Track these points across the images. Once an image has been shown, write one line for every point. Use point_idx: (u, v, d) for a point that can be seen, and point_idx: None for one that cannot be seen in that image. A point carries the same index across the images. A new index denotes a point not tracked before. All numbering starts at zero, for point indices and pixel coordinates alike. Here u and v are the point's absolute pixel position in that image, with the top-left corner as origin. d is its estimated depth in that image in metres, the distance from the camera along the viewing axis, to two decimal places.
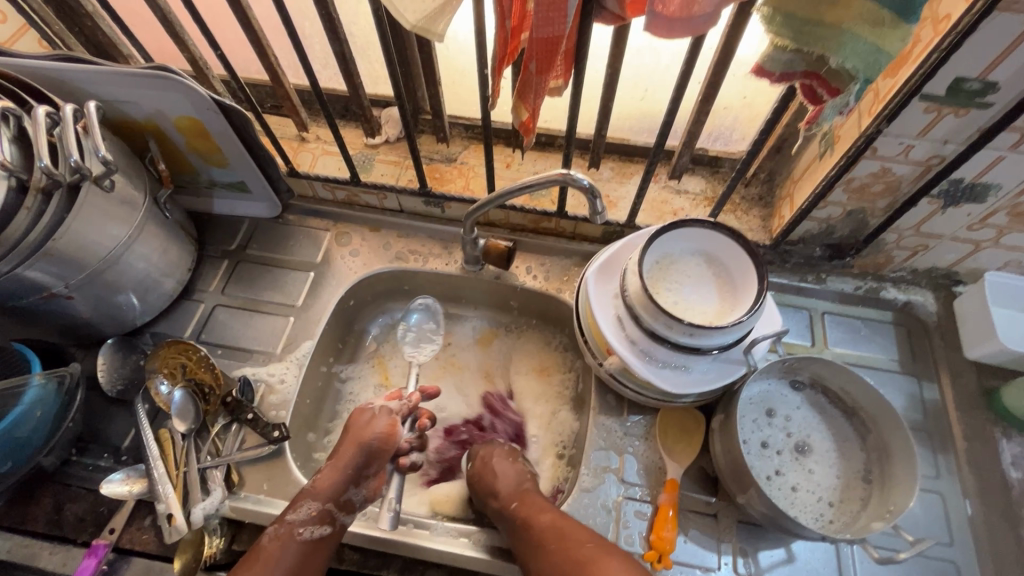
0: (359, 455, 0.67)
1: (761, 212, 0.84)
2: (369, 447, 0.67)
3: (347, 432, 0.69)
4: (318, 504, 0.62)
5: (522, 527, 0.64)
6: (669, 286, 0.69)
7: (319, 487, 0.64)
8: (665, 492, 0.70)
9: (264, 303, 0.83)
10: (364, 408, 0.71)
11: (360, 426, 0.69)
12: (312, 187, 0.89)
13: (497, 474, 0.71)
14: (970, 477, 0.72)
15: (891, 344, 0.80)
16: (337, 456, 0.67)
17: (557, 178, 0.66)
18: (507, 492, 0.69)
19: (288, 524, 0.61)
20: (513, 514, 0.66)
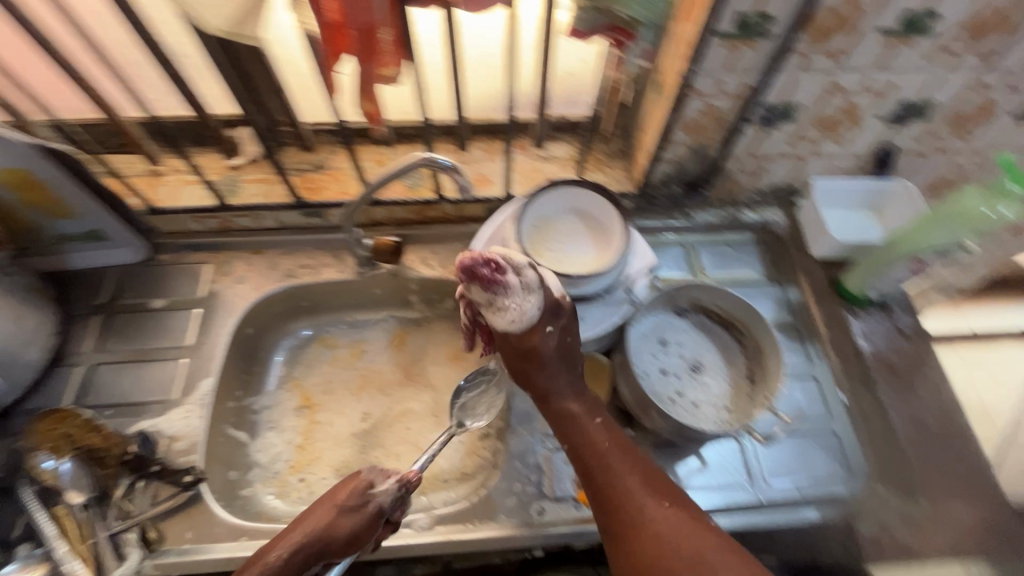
0: (331, 544, 0.60)
1: (624, 164, 0.89)
2: (334, 542, 0.60)
3: (315, 508, 0.62)
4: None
5: (598, 486, 0.62)
6: (550, 245, 0.72)
7: (281, 565, 0.58)
8: None
9: (151, 351, 0.80)
10: (358, 484, 0.63)
11: (340, 501, 0.62)
12: (179, 222, 0.84)
13: (558, 386, 0.67)
14: (836, 358, 0.82)
15: (755, 260, 0.89)
16: (301, 529, 0.60)
17: (419, 162, 0.66)
18: (587, 436, 0.65)
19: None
20: (588, 466, 0.63)
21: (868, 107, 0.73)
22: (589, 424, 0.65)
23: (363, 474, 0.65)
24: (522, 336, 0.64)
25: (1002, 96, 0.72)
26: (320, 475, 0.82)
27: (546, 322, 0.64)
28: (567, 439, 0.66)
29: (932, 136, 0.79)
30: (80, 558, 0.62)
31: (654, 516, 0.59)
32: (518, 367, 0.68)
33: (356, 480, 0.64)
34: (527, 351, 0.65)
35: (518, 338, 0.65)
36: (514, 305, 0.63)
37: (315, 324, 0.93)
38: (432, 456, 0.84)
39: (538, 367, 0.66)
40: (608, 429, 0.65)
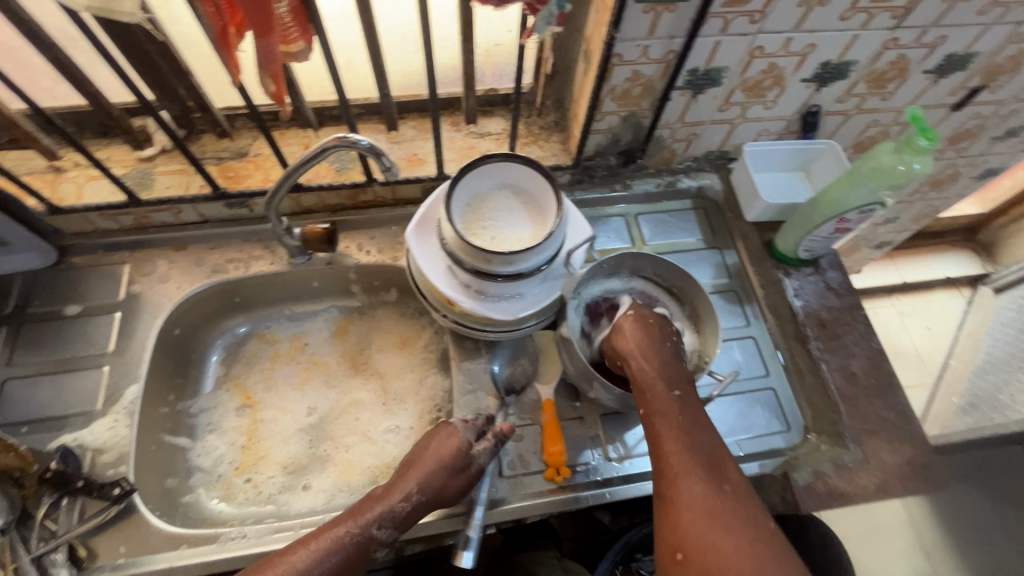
0: (450, 492, 0.64)
1: (560, 136, 0.88)
2: (438, 498, 0.63)
3: (439, 452, 0.65)
4: (394, 528, 0.61)
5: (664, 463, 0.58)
6: (484, 223, 0.71)
7: (402, 515, 0.62)
8: (544, 412, 0.73)
9: (67, 361, 0.74)
10: (462, 443, 0.65)
11: (437, 456, 0.65)
12: (88, 220, 0.78)
13: (670, 360, 0.64)
14: (772, 318, 0.84)
15: (694, 226, 0.90)
16: (427, 484, 0.63)
17: (335, 143, 0.63)
18: (665, 413, 0.60)
19: (367, 539, 0.59)
20: (660, 442, 0.59)
21: (791, 69, 0.74)
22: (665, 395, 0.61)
23: (458, 432, 0.67)
24: (636, 333, 0.67)
25: (914, 53, 0.74)
26: (267, 474, 0.79)
27: (672, 331, 0.68)
28: (642, 410, 0.62)
29: (853, 95, 0.81)
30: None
31: (719, 506, 0.54)
32: (635, 341, 0.66)
33: (455, 437, 0.66)
34: (647, 334, 0.66)
35: (636, 335, 0.66)
36: (647, 312, 0.69)
37: (252, 320, 0.89)
38: (383, 444, 0.82)
39: (637, 353, 0.65)
40: (691, 410, 0.61)
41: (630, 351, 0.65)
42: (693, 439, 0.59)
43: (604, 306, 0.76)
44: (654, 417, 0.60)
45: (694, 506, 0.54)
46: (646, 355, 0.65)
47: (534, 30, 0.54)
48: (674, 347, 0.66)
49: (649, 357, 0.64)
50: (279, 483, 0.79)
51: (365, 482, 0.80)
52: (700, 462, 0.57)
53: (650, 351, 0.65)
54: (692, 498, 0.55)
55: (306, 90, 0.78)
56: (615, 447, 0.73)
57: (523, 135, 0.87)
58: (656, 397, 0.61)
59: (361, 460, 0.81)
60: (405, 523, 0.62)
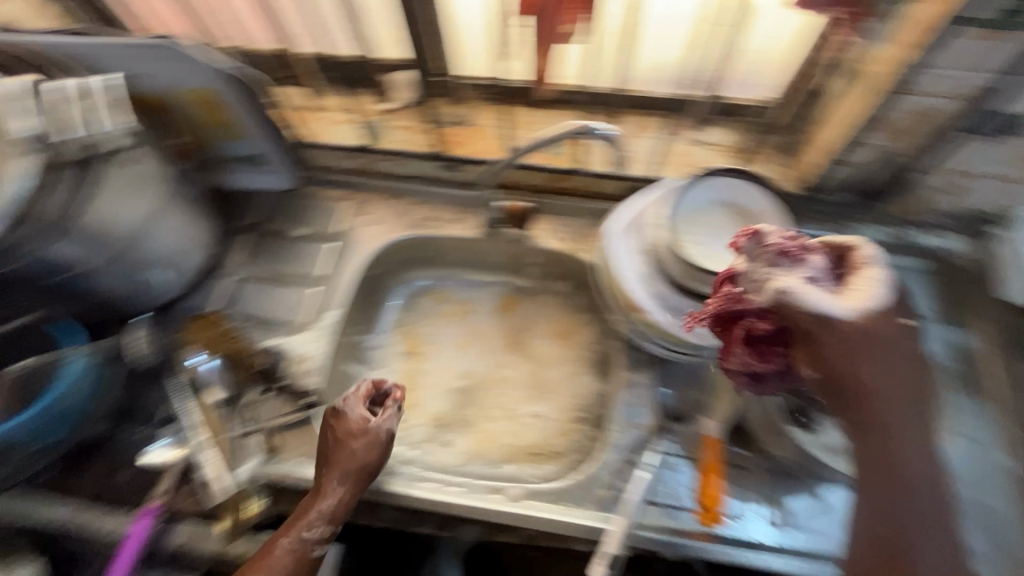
0: (366, 476, 0.64)
1: (787, 161, 0.80)
2: (362, 477, 0.64)
3: (354, 450, 0.63)
4: (330, 527, 0.61)
5: (891, 521, 0.47)
6: (696, 238, 0.66)
7: (330, 510, 0.62)
8: (705, 450, 0.69)
9: (288, 275, 0.85)
10: (357, 423, 0.64)
11: (353, 444, 0.64)
12: (328, 157, 0.88)
13: (909, 379, 0.47)
14: (1015, 426, 0.69)
15: (926, 293, 0.77)
16: (344, 479, 0.62)
17: (574, 133, 0.65)
18: (889, 459, 0.46)
19: (302, 543, 0.60)
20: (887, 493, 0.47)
21: None
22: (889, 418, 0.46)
23: (349, 413, 0.65)
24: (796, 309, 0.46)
25: None
26: (417, 421, 0.84)
27: (884, 300, 0.47)
28: (857, 448, 0.48)
29: None
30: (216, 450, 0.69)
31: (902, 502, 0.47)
32: (835, 352, 0.46)
33: (352, 417, 0.65)
34: (847, 337, 0.45)
35: (856, 325, 0.45)
36: (864, 287, 0.47)
37: (431, 276, 0.94)
38: (525, 427, 0.83)
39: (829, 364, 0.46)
40: (917, 442, 0.47)
41: (839, 375, 0.46)
42: (925, 489, 0.47)
43: None
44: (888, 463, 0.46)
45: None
46: (858, 370, 0.45)
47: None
48: (896, 354, 0.46)
49: (851, 324, 0.45)
50: (425, 433, 0.83)
51: (501, 458, 0.81)
52: (926, 522, 0.47)
53: (866, 361, 0.45)
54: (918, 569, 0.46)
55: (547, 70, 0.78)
56: (782, 513, 0.65)
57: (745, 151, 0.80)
58: (870, 432, 0.47)
59: (502, 436, 0.82)
60: (337, 518, 0.62)
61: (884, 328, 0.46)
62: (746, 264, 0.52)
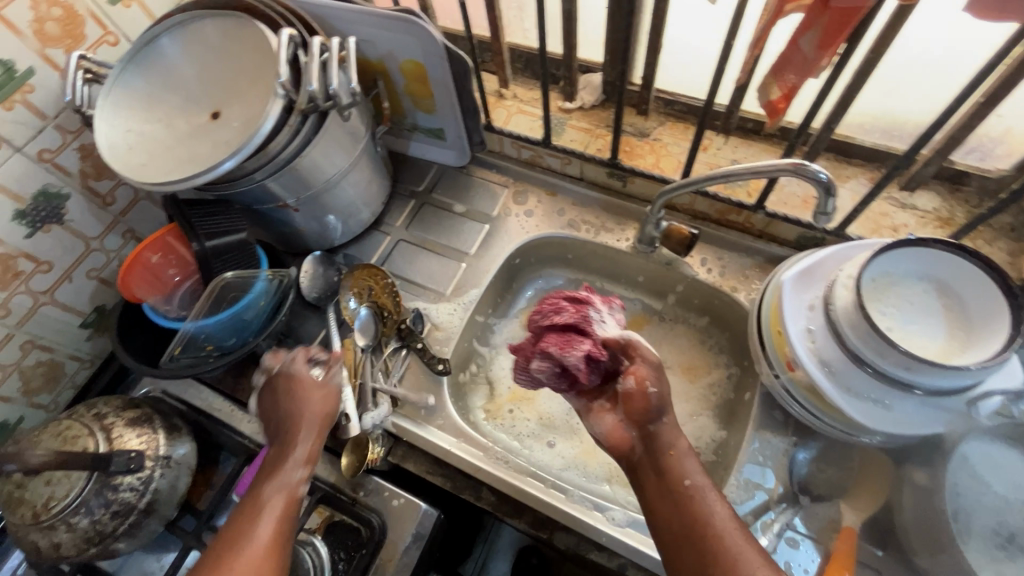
0: (324, 422, 0.63)
1: (1010, 246, 0.69)
2: (318, 416, 0.63)
3: (309, 400, 0.63)
4: (305, 465, 0.60)
5: (678, 515, 0.51)
6: (885, 309, 0.60)
7: (304, 451, 0.61)
8: (839, 540, 0.62)
9: (440, 246, 0.90)
10: (311, 375, 0.66)
11: (307, 387, 0.65)
12: (501, 143, 0.91)
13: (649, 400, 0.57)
14: None
15: None
16: (309, 422, 0.62)
17: (787, 168, 0.58)
18: (677, 457, 0.54)
19: (284, 488, 0.57)
20: (678, 493, 0.52)
21: None
22: (675, 433, 0.56)
23: (295, 365, 0.66)
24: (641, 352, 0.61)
25: None
26: (526, 414, 0.85)
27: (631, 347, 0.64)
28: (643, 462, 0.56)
29: None
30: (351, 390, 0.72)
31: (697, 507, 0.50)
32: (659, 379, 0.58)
33: (293, 367, 0.66)
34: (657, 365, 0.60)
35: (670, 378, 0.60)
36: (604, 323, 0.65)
37: (567, 278, 0.95)
38: None
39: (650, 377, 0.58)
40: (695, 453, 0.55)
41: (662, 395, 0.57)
42: (706, 490, 0.51)
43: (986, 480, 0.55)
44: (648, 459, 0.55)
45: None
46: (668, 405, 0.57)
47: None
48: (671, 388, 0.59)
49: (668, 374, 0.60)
50: (530, 428, 0.84)
51: (601, 476, 0.79)
52: (720, 516, 0.49)
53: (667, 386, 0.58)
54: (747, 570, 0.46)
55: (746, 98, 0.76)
56: None
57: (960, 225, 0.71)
58: (672, 442, 0.55)
59: (606, 453, 0.81)
60: (309, 461, 0.60)
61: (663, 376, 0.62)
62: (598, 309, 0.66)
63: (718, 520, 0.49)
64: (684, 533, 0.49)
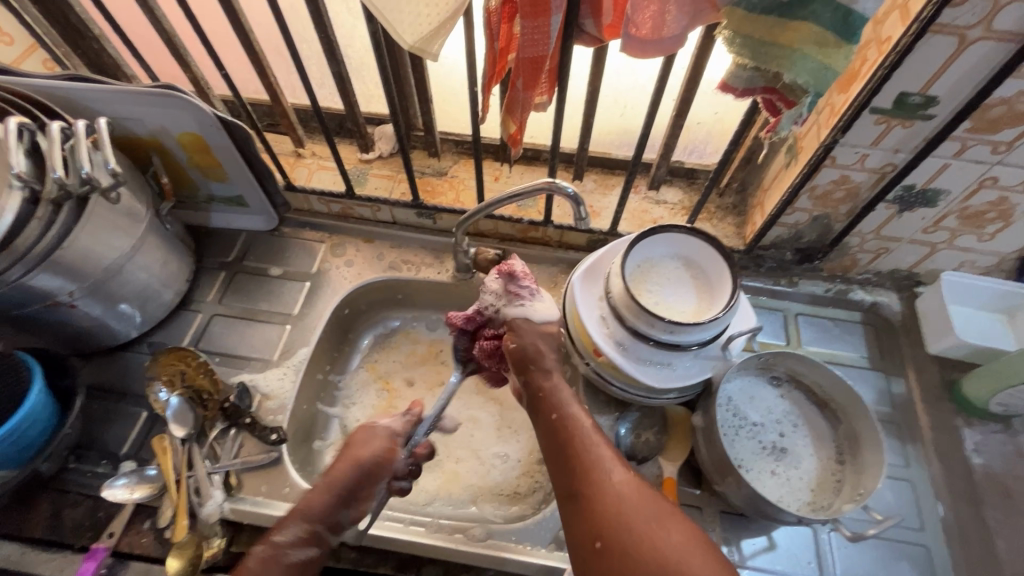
0: (355, 482, 0.63)
1: (735, 220, 0.88)
2: (366, 465, 0.64)
3: (360, 441, 0.67)
4: (306, 526, 0.59)
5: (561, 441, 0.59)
6: (650, 288, 0.72)
7: (307, 509, 0.60)
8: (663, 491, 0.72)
9: (260, 312, 0.87)
10: (367, 427, 0.69)
11: (348, 446, 0.67)
12: (307, 201, 0.92)
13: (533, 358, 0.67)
14: (938, 466, 0.75)
15: (860, 342, 0.84)
16: (328, 473, 0.63)
17: (543, 185, 0.68)
18: (555, 398, 0.63)
19: (274, 547, 0.57)
20: (552, 425, 0.61)
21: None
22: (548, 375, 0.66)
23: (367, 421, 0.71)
24: (543, 327, 0.69)
25: None
26: None
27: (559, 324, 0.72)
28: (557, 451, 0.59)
29: None
30: (147, 489, 0.69)
31: (624, 494, 0.53)
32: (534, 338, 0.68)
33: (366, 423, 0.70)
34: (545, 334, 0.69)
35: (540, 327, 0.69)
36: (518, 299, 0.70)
37: (403, 317, 0.97)
38: (490, 467, 0.85)
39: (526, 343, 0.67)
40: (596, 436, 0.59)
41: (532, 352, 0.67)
42: (576, 417, 0.61)
43: (744, 408, 0.74)
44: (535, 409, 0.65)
45: (617, 489, 0.53)
46: (543, 353, 0.67)
47: (776, 127, 0.56)
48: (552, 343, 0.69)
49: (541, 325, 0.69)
50: None
51: (466, 499, 0.82)
52: (589, 439, 0.58)
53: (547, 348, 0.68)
54: (601, 482, 0.55)
55: None
56: (732, 552, 0.70)
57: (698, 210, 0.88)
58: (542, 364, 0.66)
59: (467, 476, 0.83)
60: (317, 517, 0.60)
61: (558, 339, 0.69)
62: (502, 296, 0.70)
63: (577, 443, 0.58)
64: (557, 447, 0.59)
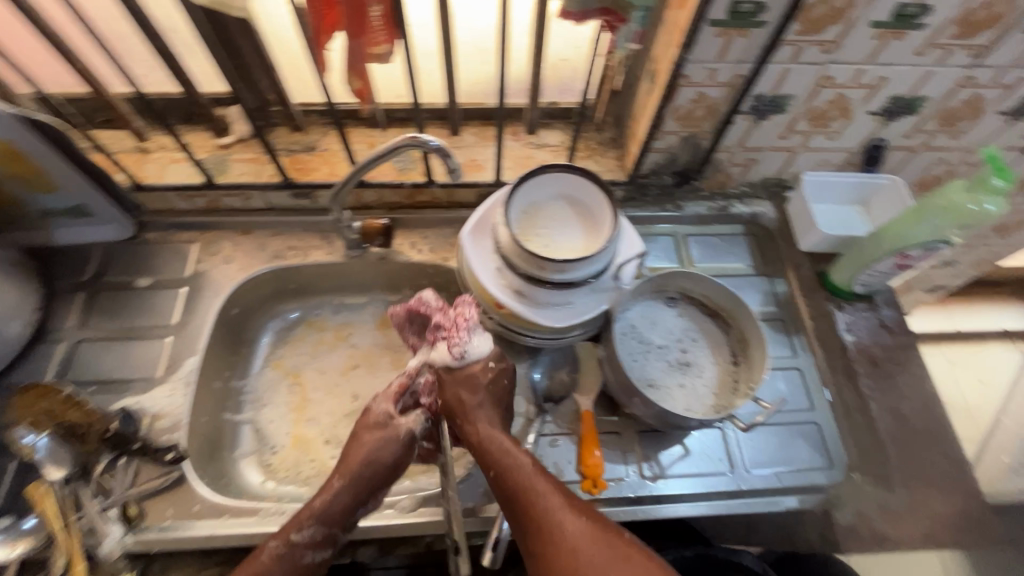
0: (367, 481, 0.65)
1: (616, 153, 0.89)
2: (376, 465, 0.66)
3: (365, 441, 0.67)
4: (322, 529, 0.62)
5: (509, 496, 0.61)
6: (538, 231, 0.72)
7: (324, 509, 0.62)
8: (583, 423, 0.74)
9: (134, 330, 0.79)
10: (380, 416, 0.70)
11: (363, 441, 0.68)
12: (166, 199, 0.83)
13: (496, 449, 0.63)
14: (819, 350, 0.82)
15: (744, 251, 0.90)
16: (344, 475, 0.64)
17: (407, 142, 0.65)
18: (490, 450, 0.64)
19: (293, 547, 0.60)
20: (498, 484, 0.62)
21: (859, 101, 0.74)
22: (522, 462, 0.62)
23: (377, 407, 0.71)
24: (465, 374, 0.69)
25: (990, 92, 0.73)
26: (309, 456, 0.82)
27: (487, 359, 0.70)
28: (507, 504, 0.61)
29: (921, 131, 0.79)
30: (30, 542, 0.62)
31: (589, 548, 0.56)
32: (450, 390, 0.68)
33: (376, 411, 0.71)
34: (467, 381, 0.68)
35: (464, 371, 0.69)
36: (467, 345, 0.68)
37: (303, 307, 0.92)
38: None
39: (444, 393, 0.69)
40: (546, 478, 0.61)
41: (462, 404, 0.67)
42: (518, 464, 0.62)
43: (645, 330, 0.78)
44: (497, 483, 0.62)
45: (576, 547, 0.56)
46: (472, 394, 0.68)
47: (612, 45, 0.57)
48: (489, 391, 0.68)
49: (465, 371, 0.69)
50: (315, 465, 0.81)
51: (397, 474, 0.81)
52: (540, 491, 0.60)
53: (473, 403, 0.67)
54: (569, 541, 0.56)
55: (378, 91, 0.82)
56: (652, 467, 0.74)
57: (579, 148, 0.89)
58: (491, 438, 0.64)
59: None
60: (333, 520, 0.62)
61: (489, 381, 0.68)
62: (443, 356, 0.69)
63: (580, 549, 0.56)
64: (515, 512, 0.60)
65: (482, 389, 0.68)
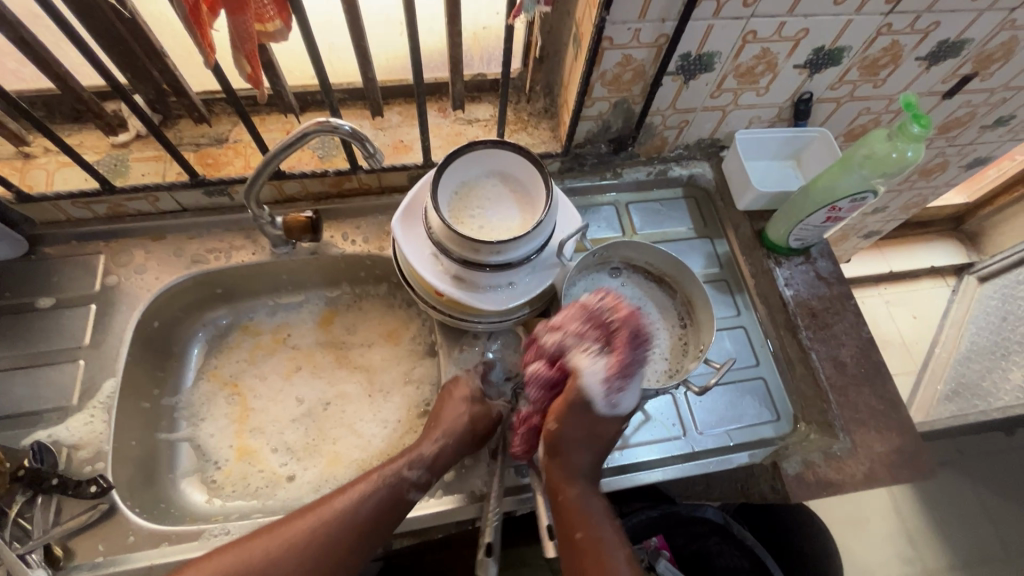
0: (466, 440, 0.69)
1: (549, 124, 0.86)
2: (473, 429, 0.70)
3: (460, 409, 0.71)
4: (428, 471, 0.66)
5: (585, 560, 0.62)
6: (472, 213, 0.69)
7: (433, 457, 0.67)
8: None
9: (40, 356, 0.72)
10: (477, 393, 0.73)
11: (465, 403, 0.71)
12: (60, 208, 0.75)
13: (580, 515, 0.64)
14: (762, 307, 0.84)
15: (685, 215, 0.89)
16: (451, 432, 0.68)
17: (316, 128, 0.61)
18: (580, 511, 0.64)
19: (400, 479, 0.65)
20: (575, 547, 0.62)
21: (783, 55, 0.73)
22: (601, 540, 0.63)
23: (468, 381, 0.74)
24: (594, 417, 0.64)
25: (907, 39, 0.73)
26: (256, 467, 0.78)
27: (618, 418, 0.66)
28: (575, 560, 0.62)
29: (846, 82, 0.80)
30: None
31: None
32: (579, 424, 0.64)
33: (468, 386, 0.73)
34: (597, 426, 0.65)
35: (597, 414, 0.64)
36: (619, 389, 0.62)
37: (235, 312, 0.86)
38: (370, 437, 0.81)
39: (567, 415, 0.64)
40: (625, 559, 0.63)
41: (576, 447, 0.65)
42: (601, 540, 0.63)
43: None
44: (571, 544, 0.63)
45: None
46: (578, 449, 0.65)
47: (521, 9, 0.58)
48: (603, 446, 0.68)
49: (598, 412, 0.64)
50: (264, 476, 0.77)
51: (352, 475, 0.78)
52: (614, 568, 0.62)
53: (583, 453, 0.65)
54: None
55: (287, 73, 0.76)
56: None
57: (512, 122, 0.85)
58: (586, 500, 0.65)
59: (349, 454, 0.79)
60: (435, 467, 0.67)
61: (609, 436, 0.66)
62: (588, 376, 0.62)
63: None
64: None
65: (596, 445, 0.66)
